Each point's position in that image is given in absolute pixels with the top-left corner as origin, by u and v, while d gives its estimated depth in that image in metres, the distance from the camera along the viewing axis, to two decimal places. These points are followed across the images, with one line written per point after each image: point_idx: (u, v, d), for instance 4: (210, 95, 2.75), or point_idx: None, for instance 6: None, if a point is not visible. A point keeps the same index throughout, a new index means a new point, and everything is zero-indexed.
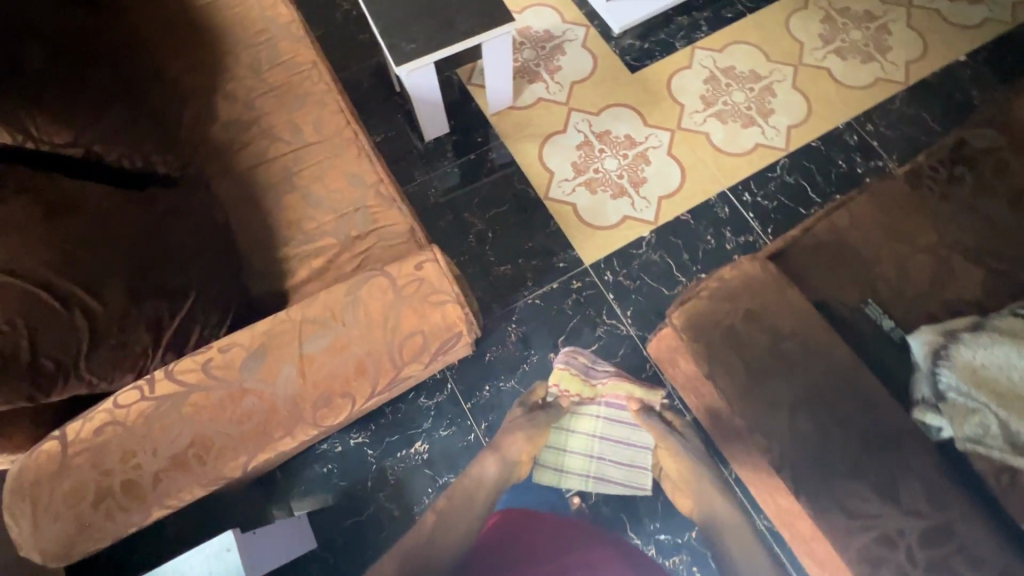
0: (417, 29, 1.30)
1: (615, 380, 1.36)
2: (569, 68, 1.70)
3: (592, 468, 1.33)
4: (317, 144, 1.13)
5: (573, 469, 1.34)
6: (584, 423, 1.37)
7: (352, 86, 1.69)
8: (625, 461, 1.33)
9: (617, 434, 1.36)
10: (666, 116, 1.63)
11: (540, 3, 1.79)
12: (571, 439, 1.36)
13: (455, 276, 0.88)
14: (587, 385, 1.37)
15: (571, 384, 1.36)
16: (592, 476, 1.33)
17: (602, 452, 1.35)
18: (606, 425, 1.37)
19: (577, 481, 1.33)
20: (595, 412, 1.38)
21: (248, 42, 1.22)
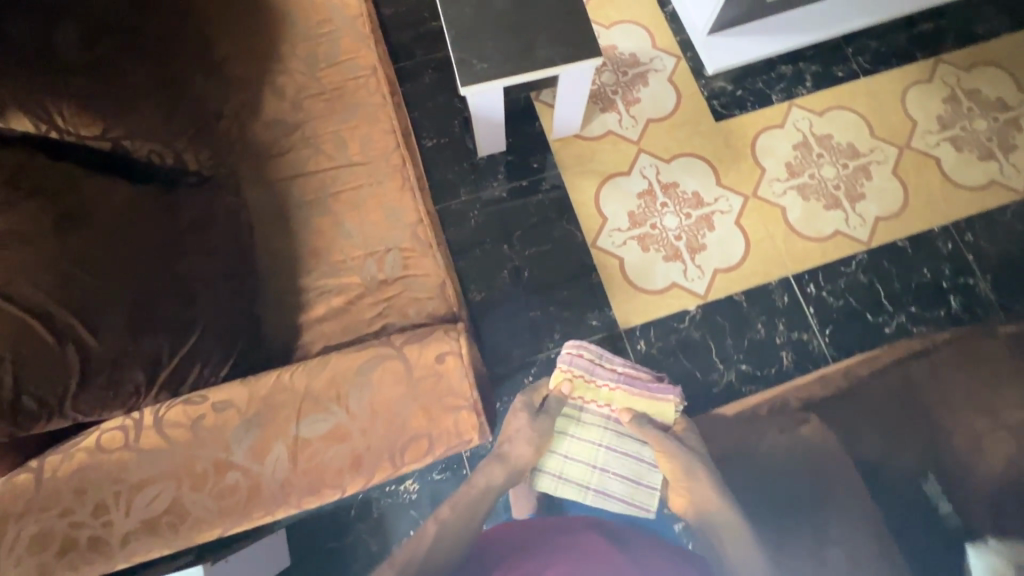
0: (492, 46, 1.17)
1: (624, 388, 1.13)
2: (649, 102, 1.55)
3: (594, 481, 1.12)
4: (361, 165, 1.04)
5: (572, 479, 1.12)
6: (586, 428, 1.13)
7: (413, 79, 1.57)
8: (633, 478, 1.12)
9: (629, 449, 1.13)
10: (742, 179, 1.48)
11: (633, 22, 1.61)
12: (566, 443, 1.13)
13: (476, 370, 0.80)
14: (595, 385, 1.14)
15: (579, 383, 1.14)
16: (592, 490, 1.12)
17: (608, 464, 1.13)
18: (612, 437, 1.14)
19: (575, 492, 1.12)
20: (596, 417, 1.14)
21: (307, 33, 1.12)
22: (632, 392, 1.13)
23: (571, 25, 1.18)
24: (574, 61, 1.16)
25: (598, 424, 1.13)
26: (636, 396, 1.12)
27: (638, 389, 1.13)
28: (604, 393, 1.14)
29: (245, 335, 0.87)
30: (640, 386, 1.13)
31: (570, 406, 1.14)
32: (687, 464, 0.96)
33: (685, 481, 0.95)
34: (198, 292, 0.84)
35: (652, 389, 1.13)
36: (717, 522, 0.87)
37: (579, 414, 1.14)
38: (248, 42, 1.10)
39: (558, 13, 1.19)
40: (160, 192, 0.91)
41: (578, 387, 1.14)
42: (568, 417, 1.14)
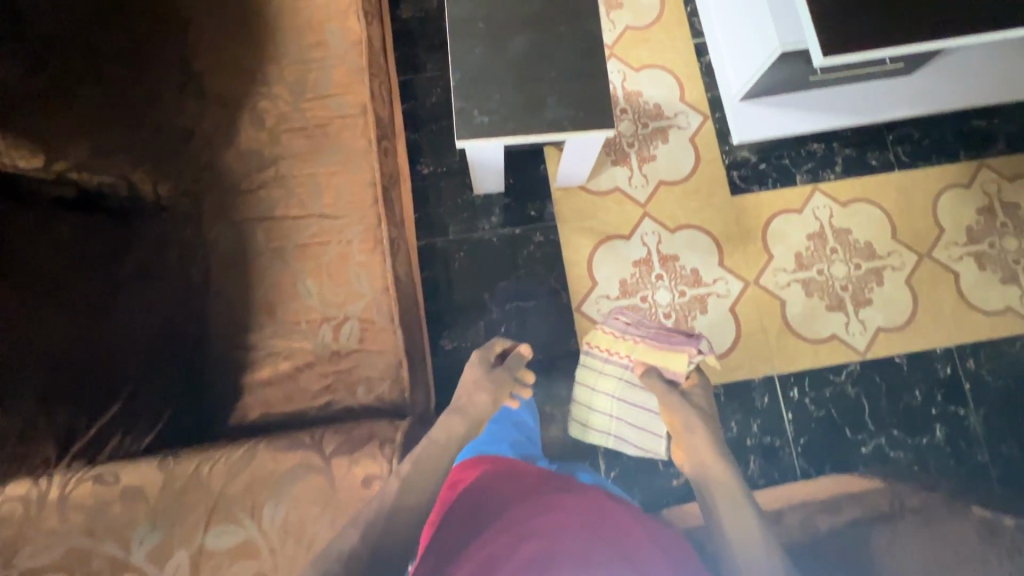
0: (497, 96, 1.07)
1: (644, 344, 1.22)
2: (664, 162, 1.45)
3: (613, 428, 1.26)
4: (332, 217, 0.97)
5: (595, 427, 1.27)
6: (603, 374, 1.27)
7: (419, 96, 1.46)
8: (643, 426, 1.25)
9: (636, 399, 1.25)
10: (746, 262, 1.40)
11: (664, 68, 1.50)
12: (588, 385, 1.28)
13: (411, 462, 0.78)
14: (621, 339, 1.25)
15: (607, 338, 1.27)
16: (612, 436, 1.26)
17: (621, 413, 1.26)
18: (625, 388, 1.25)
19: (598, 437, 1.27)
20: (614, 367, 1.26)
21: (296, 58, 1.02)
22: (654, 345, 1.20)
23: (585, 88, 1.08)
24: (582, 130, 1.07)
25: (614, 374, 1.26)
26: (657, 349, 1.19)
27: (660, 342, 1.20)
28: (627, 345, 1.24)
29: (179, 386, 0.85)
30: (663, 338, 1.20)
31: (594, 358, 1.28)
32: (692, 418, 1.04)
33: (684, 434, 1.02)
34: (129, 339, 0.82)
35: (670, 339, 1.19)
36: (712, 468, 0.92)
37: (600, 366, 1.27)
38: (231, 58, 1.01)
39: (573, 72, 1.08)
40: (110, 226, 0.88)
41: (605, 342, 1.27)
42: (591, 370, 1.28)
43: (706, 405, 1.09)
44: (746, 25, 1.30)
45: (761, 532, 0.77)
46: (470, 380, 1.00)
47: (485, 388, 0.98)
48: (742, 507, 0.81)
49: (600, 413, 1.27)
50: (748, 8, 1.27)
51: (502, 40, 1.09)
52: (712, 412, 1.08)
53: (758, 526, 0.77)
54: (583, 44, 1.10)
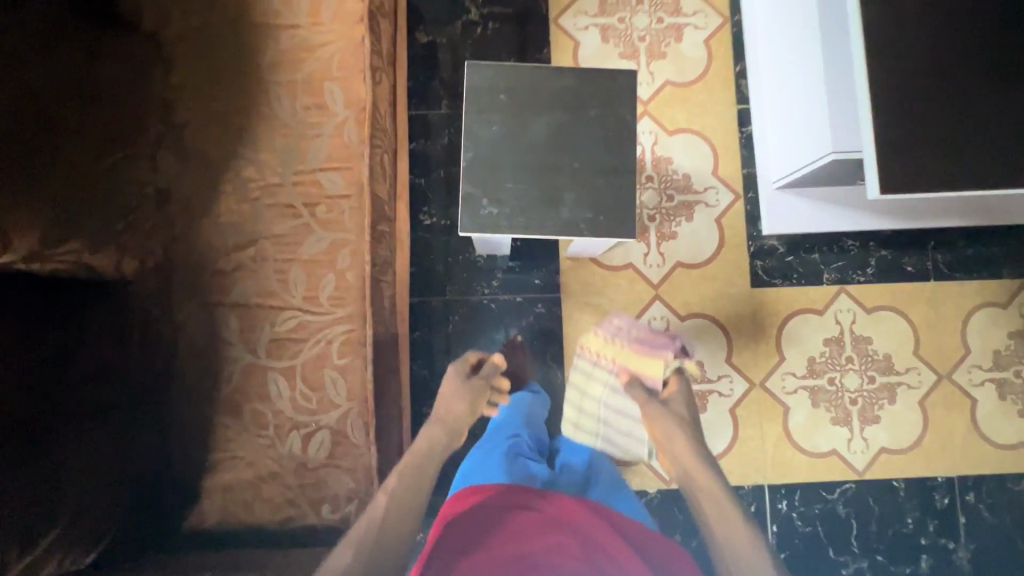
0: (509, 186, 0.97)
1: (629, 347, 1.16)
2: (685, 241, 1.35)
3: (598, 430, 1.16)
4: (312, 312, 0.88)
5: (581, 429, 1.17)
6: (592, 375, 1.20)
7: (430, 137, 1.34)
8: (625, 429, 1.16)
9: (619, 402, 1.16)
10: (755, 361, 1.32)
11: (700, 134, 1.37)
12: (580, 388, 1.21)
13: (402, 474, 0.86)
14: (608, 344, 1.19)
15: (597, 342, 1.21)
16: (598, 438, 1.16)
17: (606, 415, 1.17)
18: (610, 393, 1.17)
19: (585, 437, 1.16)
20: (602, 371, 1.19)
21: (290, 122, 0.91)
22: (637, 351, 1.15)
23: (607, 187, 0.97)
24: (597, 236, 0.96)
25: (600, 379, 1.19)
26: (640, 356, 1.14)
27: (644, 349, 1.15)
28: (613, 350, 1.18)
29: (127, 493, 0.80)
30: (646, 344, 1.16)
31: (585, 362, 1.22)
32: (674, 428, 1.01)
33: (664, 444, 1.00)
34: (67, 455, 0.74)
35: (652, 344, 1.15)
36: (704, 483, 0.92)
37: (588, 369, 1.20)
38: (222, 117, 0.91)
39: (596, 167, 0.97)
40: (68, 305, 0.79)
41: (596, 347, 1.21)
42: (579, 374, 1.21)
43: (684, 411, 1.06)
44: (797, 114, 1.17)
45: (748, 542, 0.80)
46: (449, 390, 1.07)
47: (463, 397, 1.05)
48: (733, 524, 0.83)
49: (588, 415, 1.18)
50: (804, 98, 1.14)
51: (524, 119, 0.98)
52: (691, 419, 1.05)
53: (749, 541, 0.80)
54: (611, 135, 0.98)
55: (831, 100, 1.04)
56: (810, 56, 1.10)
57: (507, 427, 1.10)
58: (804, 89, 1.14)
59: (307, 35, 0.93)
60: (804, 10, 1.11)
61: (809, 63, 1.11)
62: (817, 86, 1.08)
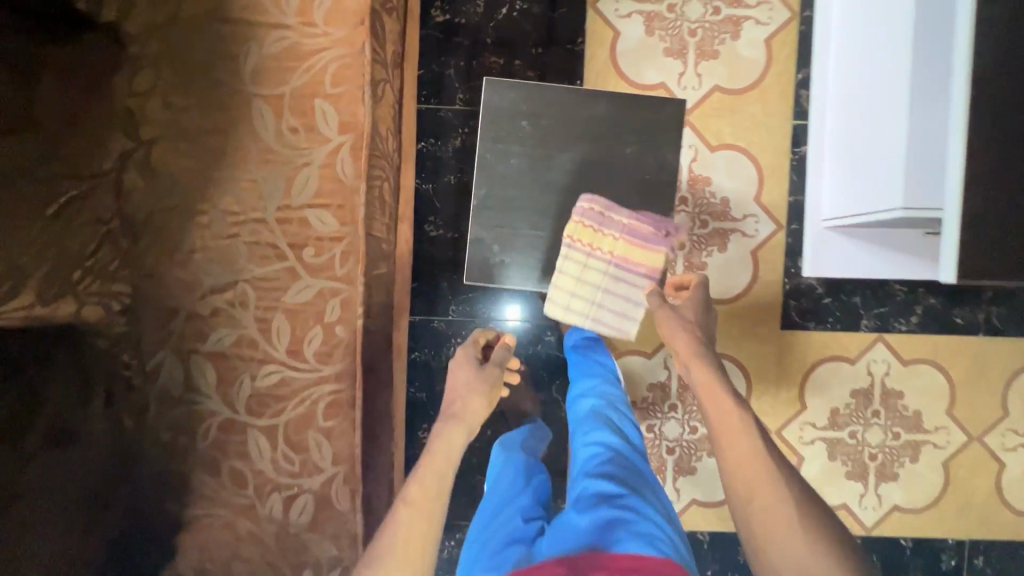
0: (524, 233, 0.85)
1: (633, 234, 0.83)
2: (715, 274, 1.22)
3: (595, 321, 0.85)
4: (296, 368, 0.80)
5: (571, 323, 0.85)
6: (581, 268, 0.83)
7: (441, 136, 1.19)
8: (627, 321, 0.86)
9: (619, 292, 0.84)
10: (773, 408, 1.24)
11: (746, 153, 1.21)
12: (564, 291, 0.84)
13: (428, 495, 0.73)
14: (594, 228, 0.82)
15: (581, 228, 0.82)
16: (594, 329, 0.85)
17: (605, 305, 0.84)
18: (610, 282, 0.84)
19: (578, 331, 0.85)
20: (593, 266, 0.83)
21: (276, 148, 0.78)
22: (636, 239, 0.83)
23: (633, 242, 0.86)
24: None
25: (598, 267, 0.83)
26: (643, 249, 0.83)
27: (644, 239, 0.83)
28: (605, 237, 0.82)
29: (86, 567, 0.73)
30: (646, 235, 0.84)
31: (574, 252, 0.83)
32: (692, 342, 0.75)
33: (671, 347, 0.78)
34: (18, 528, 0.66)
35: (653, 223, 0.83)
36: (741, 455, 0.61)
37: (581, 259, 0.83)
38: (195, 136, 0.78)
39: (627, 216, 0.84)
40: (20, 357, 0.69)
41: (579, 235, 0.82)
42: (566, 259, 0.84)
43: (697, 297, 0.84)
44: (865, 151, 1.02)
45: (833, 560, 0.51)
46: (463, 381, 0.95)
47: (479, 390, 0.93)
48: (807, 533, 0.53)
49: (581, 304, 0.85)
50: (875, 135, 0.99)
51: (548, 154, 0.84)
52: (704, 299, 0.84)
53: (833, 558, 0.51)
54: (648, 178, 0.84)
55: (911, 150, 0.89)
56: (893, 88, 0.94)
57: (512, 466, 0.93)
58: (877, 125, 0.98)
59: (296, 40, 0.78)
60: (897, 30, 0.93)
61: (890, 96, 0.94)
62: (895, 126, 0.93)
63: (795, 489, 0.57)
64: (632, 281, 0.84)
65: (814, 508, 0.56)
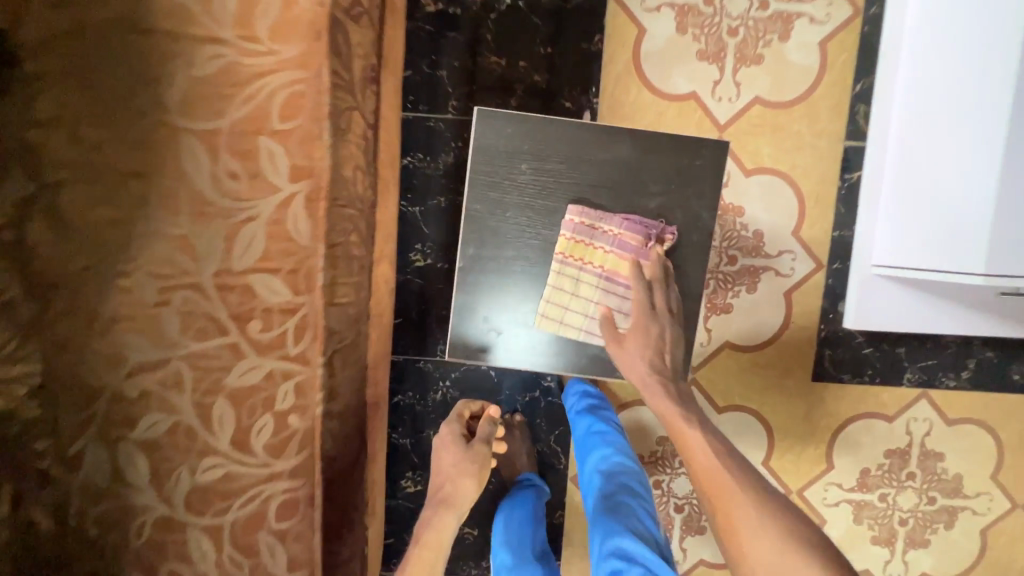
0: (520, 300, 0.71)
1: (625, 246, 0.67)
2: (742, 317, 1.07)
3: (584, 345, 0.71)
4: (243, 462, 0.67)
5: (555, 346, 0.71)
6: (572, 289, 0.69)
7: (430, 152, 1.02)
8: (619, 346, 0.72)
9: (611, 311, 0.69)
10: (796, 467, 1.11)
11: (787, 178, 1.03)
12: (554, 317, 0.70)
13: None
14: (587, 242, 0.68)
15: (573, 243, 0.68)
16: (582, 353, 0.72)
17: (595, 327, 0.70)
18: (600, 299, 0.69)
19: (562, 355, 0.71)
20: (586, 285, 0.69)
21: (212, 197, 0.63)
22: (632, 253, 0.68)
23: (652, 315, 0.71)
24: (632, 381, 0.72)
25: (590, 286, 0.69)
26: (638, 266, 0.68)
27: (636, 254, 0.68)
28: (598, 251, 0.68)
29: None
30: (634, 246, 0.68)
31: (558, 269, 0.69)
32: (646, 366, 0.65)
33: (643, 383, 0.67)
34: None
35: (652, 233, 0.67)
36: (709, 477, 0.59)
37: (566, 277, 0.69)
38: (109, 177, 0.62)
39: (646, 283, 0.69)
40: None
41: (571, 251, 0.68)
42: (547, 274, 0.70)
43: (659, 302, 0.67)
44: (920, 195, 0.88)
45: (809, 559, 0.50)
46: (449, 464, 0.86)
47: (469, 471, 0.84)
48: (782, 538, 0.52)
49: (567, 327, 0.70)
50: (932, 180, 0.86)
51: (550, 205, 0.69)
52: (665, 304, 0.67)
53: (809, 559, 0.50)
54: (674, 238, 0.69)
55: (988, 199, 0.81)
56: (975, 128, 0.81)
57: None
58: (937, 166, 0.86)
59: (233, 59, 0.61)
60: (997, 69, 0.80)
61: (965, 136, 0.82)
62: (969, 175, 0.83)
63: (761, 492, 0.56)
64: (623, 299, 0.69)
65: (780, 507, 0.55)
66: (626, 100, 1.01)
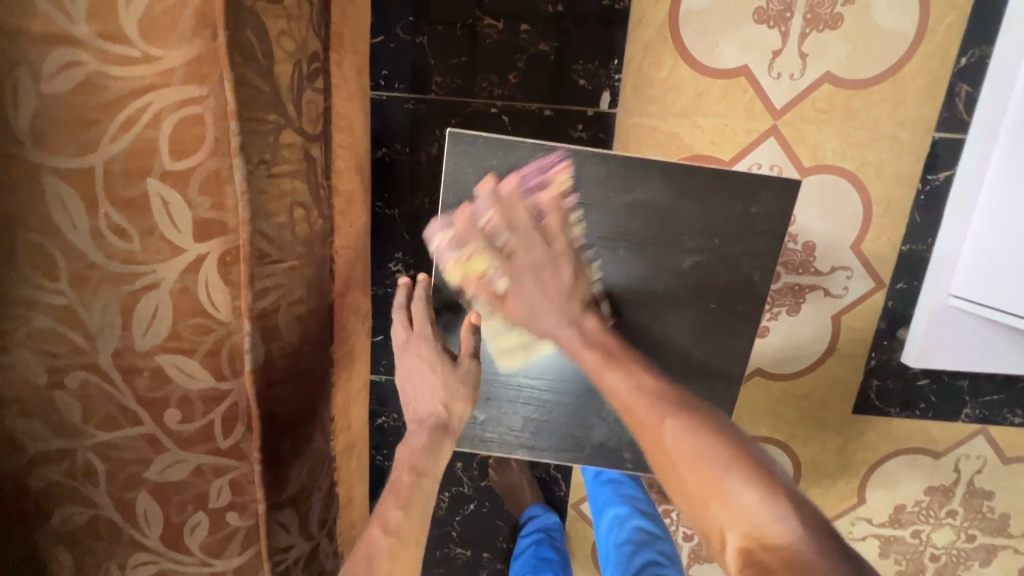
0: (501, 393, 0.65)
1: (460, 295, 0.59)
2: (778, 342, 0.91)
3: (554, 428, 0.66)
4: (177, 560, 0.57)
5: (536, 433, 0.66)
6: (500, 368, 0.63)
7: (409, 141, 0.82)
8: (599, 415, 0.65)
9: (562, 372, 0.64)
10: (823, 500, 0.99)
11: (854, 180, 0.82)
12: (517, 353, 0.62)
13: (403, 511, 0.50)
14: (477, 254, 0.57)
15: (466, 267, 0.57)
16: (554, 436, 0.66)
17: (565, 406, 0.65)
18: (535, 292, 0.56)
19: (543, 439, 0.66)
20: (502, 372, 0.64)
21: (94, 259, 0.47)
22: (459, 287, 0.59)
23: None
24: (643, 471, 0.67)
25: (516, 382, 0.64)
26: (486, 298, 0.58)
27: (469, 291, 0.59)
28: (494, 256, 0.56)
29: None
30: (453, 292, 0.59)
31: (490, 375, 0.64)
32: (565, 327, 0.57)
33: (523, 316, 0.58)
34: None
35: (527, 186, 0.55)
36: (634, 406, 0.51)
37: (494, 389, 0.64)
38: None
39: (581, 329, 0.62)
40: None
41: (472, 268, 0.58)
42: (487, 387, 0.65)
43: (562, 260, 0.57)
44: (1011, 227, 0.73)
45: (744, 480, 0.42)
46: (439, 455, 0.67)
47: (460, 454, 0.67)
48: (714, 457, 0.44)
49: (539, 412, 0.65)
50: None
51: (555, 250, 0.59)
52: (578, 258, 0.57)
53: (748, 483, 0.42)
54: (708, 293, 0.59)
55: None
56: None
57: None
58: None
59: (93, 70, 0.42)
60: None
61: None
62: None
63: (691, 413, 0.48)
64: (548, 262, 0.56)
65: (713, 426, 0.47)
66: (658, 76, 0.79)
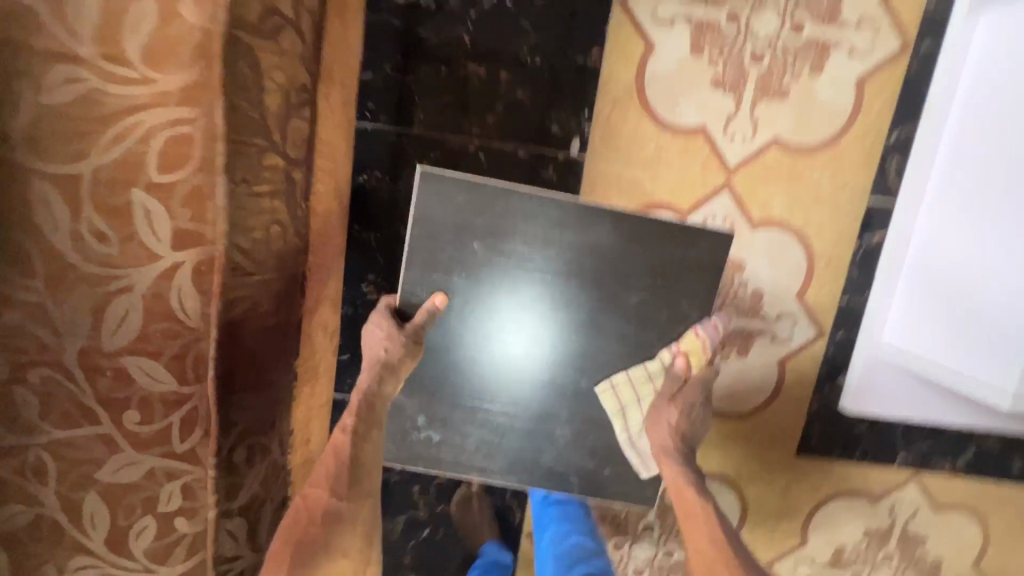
0: (458, 413, 0.68)
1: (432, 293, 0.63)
2: (729, 382, 0.96)
3: (507, 451, 0.69)
4: (122, 563, 0.57)
5: (489, 456, 0.69)
6: (458, 388, 0.67)
7: (389, 169, 0.86)
8: (551, 442, 0.69)
9: (519, 397, 0.67)
10: (769, 539, 1.03)
11: (800, 235, 0.89)
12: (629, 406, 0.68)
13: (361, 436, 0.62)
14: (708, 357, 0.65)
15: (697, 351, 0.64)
16: (507, 460, 0.69)
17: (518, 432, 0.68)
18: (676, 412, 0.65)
19: (496, 462, 0.69)
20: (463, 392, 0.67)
21: (71, 260, 0.49)
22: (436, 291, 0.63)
23: (617, 431, 0.68)
24: (587, 496, 0.70)
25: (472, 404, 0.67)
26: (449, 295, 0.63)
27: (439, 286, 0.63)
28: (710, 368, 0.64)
29: None
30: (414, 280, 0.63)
31: (447, 396, 0.67)
32: (675, 446, 0.64)
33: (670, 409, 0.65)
34: None
35: None
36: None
37: (452, 409, 0.68)
38: None
39: (537, 359, 0.66)
40: None
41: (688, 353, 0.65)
42: (444, 407, 0.67)
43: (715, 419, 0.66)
44: None
45: None
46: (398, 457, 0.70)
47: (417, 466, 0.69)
48: None
49: (493, 435, 0.68)
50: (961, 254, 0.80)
51: (515, 283, 0.63)
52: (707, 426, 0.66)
53: None
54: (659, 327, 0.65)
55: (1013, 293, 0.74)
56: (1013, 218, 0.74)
57: None
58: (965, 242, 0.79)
59: (93, 87, 0.46)
60: None
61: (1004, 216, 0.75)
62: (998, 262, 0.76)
63: None
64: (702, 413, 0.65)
65: None
66: (624, 128, 0.86)
